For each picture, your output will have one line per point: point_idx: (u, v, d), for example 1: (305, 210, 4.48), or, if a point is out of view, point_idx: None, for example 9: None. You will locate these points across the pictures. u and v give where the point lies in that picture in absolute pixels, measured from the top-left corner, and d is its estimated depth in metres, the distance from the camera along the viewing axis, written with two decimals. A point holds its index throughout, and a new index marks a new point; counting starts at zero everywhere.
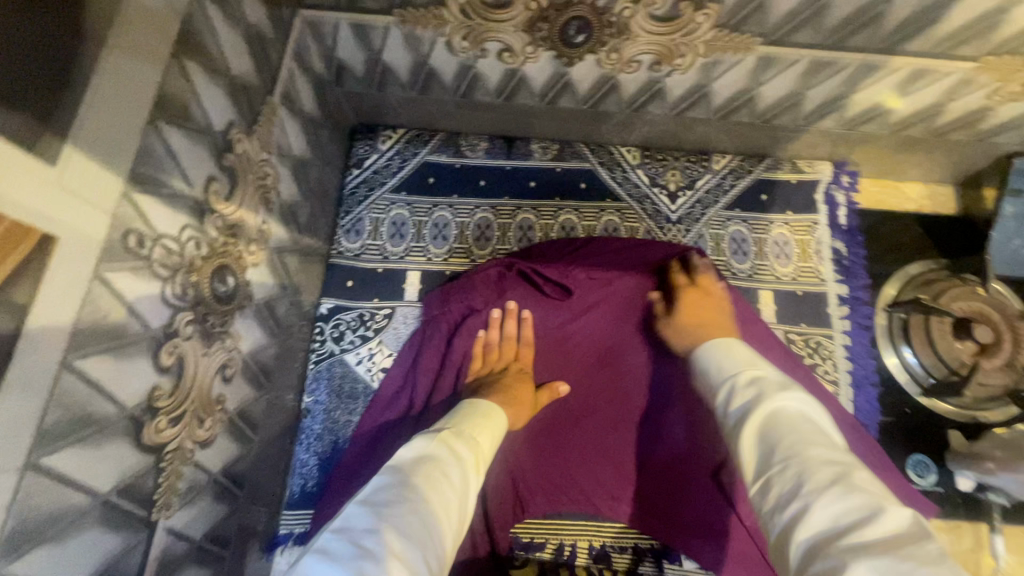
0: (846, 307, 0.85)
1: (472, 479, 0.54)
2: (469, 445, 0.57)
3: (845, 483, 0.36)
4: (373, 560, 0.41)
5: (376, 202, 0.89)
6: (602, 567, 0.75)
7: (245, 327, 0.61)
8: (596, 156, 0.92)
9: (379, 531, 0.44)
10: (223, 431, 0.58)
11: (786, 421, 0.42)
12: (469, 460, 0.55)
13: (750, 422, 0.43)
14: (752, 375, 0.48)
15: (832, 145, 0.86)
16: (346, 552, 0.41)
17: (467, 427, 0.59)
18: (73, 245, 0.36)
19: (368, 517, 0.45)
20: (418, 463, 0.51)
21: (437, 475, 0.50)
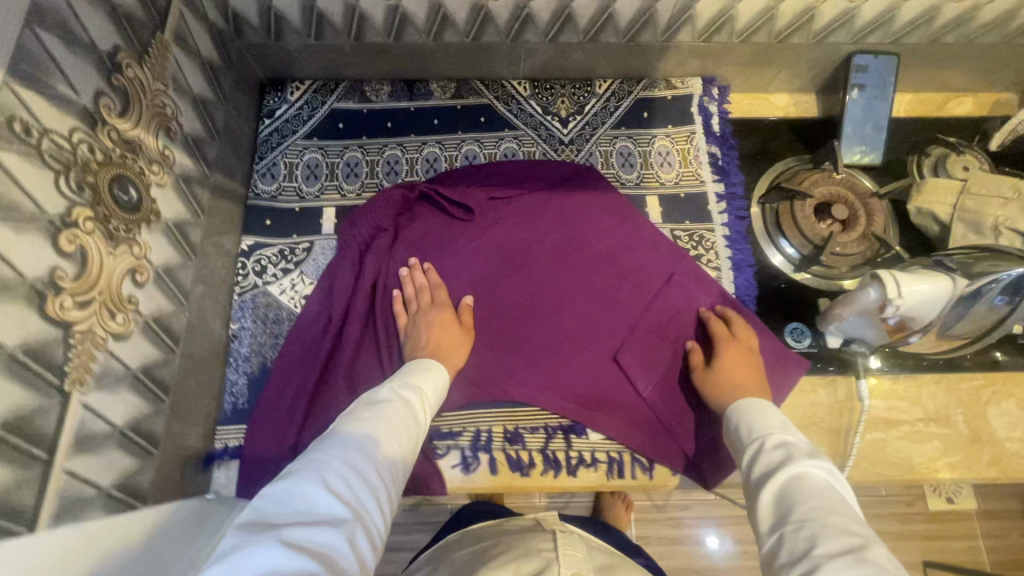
0: (723, 203, 0.95)
1: (419, 419, 0.67)
2: (412, 392, 0.69)
3: (855, 553, 0.46)
4: (334, 473, 0.52)
5: (290, 148, 0.96)
6: (516, 448, 0.82)
7: (155, 240, 0.67)
8: (491, 91, 1.00)
9: (341, 454, 0.55)
10: (139, 331, 0.64)
11: (809, 488, 0.55)
12: (414, 405, 0.67)
13: (767, 493, 0.56)
14: (783, 441, 0.62)
15: (697, 59, 0.96)
16: (313, 470, 0.52)
17: (411, 377, 0.72)
18: None
19: (331, 447, 0.56)
20: (371, 412, 0.63)
21: (390, 417, 0.63)
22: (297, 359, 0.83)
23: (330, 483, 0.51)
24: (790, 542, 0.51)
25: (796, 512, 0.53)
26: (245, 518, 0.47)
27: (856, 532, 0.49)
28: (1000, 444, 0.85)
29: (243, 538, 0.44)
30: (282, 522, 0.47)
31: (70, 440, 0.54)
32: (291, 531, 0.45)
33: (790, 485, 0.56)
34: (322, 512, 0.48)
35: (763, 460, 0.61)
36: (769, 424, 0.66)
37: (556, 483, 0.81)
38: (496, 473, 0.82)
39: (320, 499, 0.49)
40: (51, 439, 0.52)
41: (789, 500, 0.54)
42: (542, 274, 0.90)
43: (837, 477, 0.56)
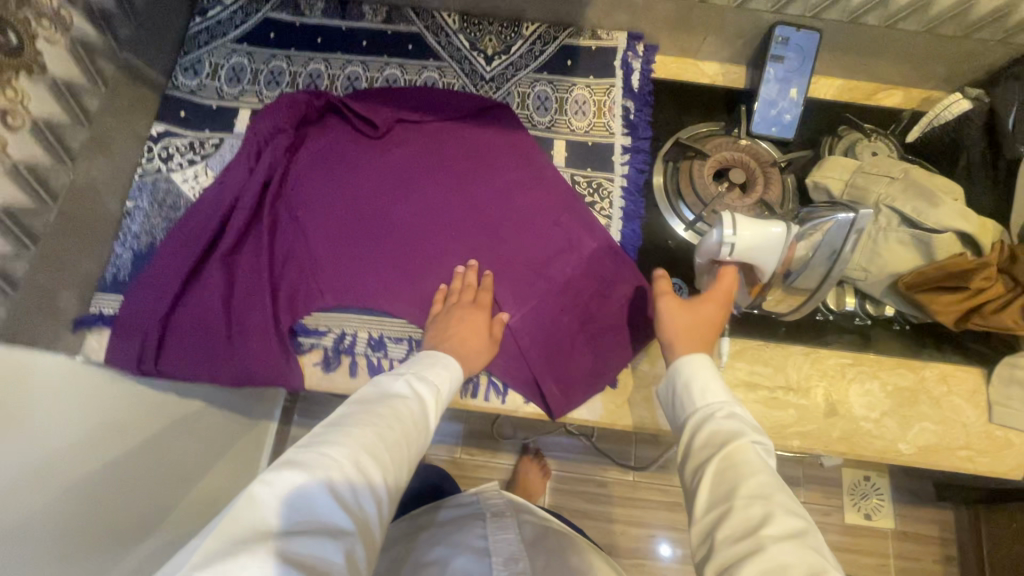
0: (627, 155, 0.96)
1: (430, 418, 0.66)
2: (428, 390, 0.68)
3: (798, 540, 0.48)
4: (343, 478, 0.52)
5: (218, 49, 0.99)
6: (375, 354, 0.85)
7: (35, 91, 0.70)
8: (422, 20, 1.02)
9: (350, 451, 0.54)
10: (5, 171, 0.68)
11: (742, 457, 0.56)
12: (427, 401, 0.67)
13: (716, 460, 0.57)
14: (727, 415, 0.62)
15: (622, 12, 0.97)
16: (316, 467, 0.52)
17: (427, 370, 0.71)
18: None
19: (341, 440, 0.55)
20: (382, 405, 0.62)
21: (401, 415, 0.62)
22: (182, 242, 0.86)
23: (334, 485, 0.51)
24: (735, 514, 0.52)
25: (749, 482, 0.54)
26: (252, 515, 0.47)
27: (797, 515, 0.51)
28: (856, 420, 0.85)
29: (251, 539, 0.45)
30: (289, 530, 0.47)
31: None
32: (296, 540, 0.47)
33: (733, 456, 0.56)
34: (326, 519, 0.49)
35: (717, 427, 0.61)
36: (715, 391, 0.65)
37: None
38: (356, 377, 0.84)
39: (327, 503, 0.50)
40: None
41: (730, 469, 0.56)
42: (436, 198, 0.92)
43: (769, 454, 0.59)
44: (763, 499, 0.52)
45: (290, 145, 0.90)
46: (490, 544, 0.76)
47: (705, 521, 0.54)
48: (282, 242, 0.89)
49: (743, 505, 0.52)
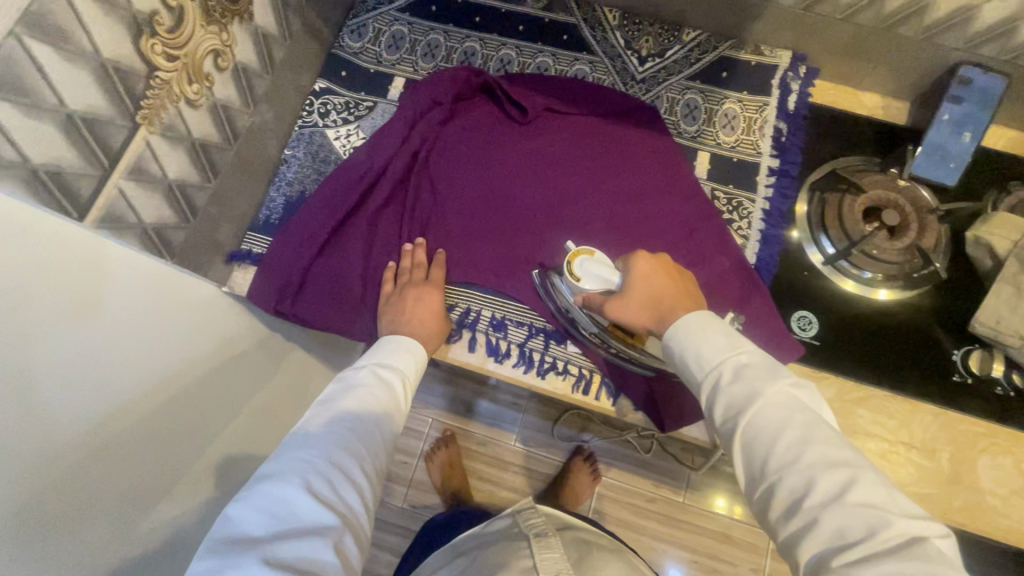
0: (773, 177, 0.93)
1: (397, 401, 0.73)
2: (391, 374, 0.74)
3: (864, 510, 0.47)
4: (314, 474, 0.58)
5: (382, 16, 1.02)
6: (497, 334, 0.87)
7: (241, 37, 0.75)
8: (581, 13, 1.02)
9: (317, 450, 0.61)
10: (208, 107, 0.73)
11: (774, 419, 0.53)
12: (394, 389, 0.73)
13: (739, 434, 0.54)
14: (736, 365, 0.58)
15: (793, 30, 0.94)
16: (288, 468, 0.58)
17: (388, 358, 0.76)
18: None
19: (311, 444, 0.61)
20: (345, 399, 0.68)
21: (366, 404, 0.68)
22: (330, 196, 0.89)
23: (309, 484, 0.57)
24: (777, 491, 0.51)
25: (780, 448, 0.52)
26: (238, 528, 0.53)
27: (861, 485, 0.49)
28: (981, 494, 0.79)
29: (240, 544, 0.51)
30: (272, 530, 0.53)
31: (127, 162, 0.63)
32: (281, 537, 0.52)
33: (753, 425, 0.54)
34: (307, 515, 0.55)
35: (721, 402, 0.57)
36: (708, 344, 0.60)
37: (524, 378, 0.86)
38: (474, 352, 0.87)
39: (302, 500, 0.55)
40: (114, 152, 0.61)
41: (761, 440, 0.53)
42: (572, 190, 0.92)
43: (796, 385, 0.56)
44: (818, 476, 0.49)
45: (443, 118, 0.92)
46: (539, 564, 0.76)
47: (757, 497, 0.53)
48: (420, 209, 0.91)
49: (780, 481, 0.51)
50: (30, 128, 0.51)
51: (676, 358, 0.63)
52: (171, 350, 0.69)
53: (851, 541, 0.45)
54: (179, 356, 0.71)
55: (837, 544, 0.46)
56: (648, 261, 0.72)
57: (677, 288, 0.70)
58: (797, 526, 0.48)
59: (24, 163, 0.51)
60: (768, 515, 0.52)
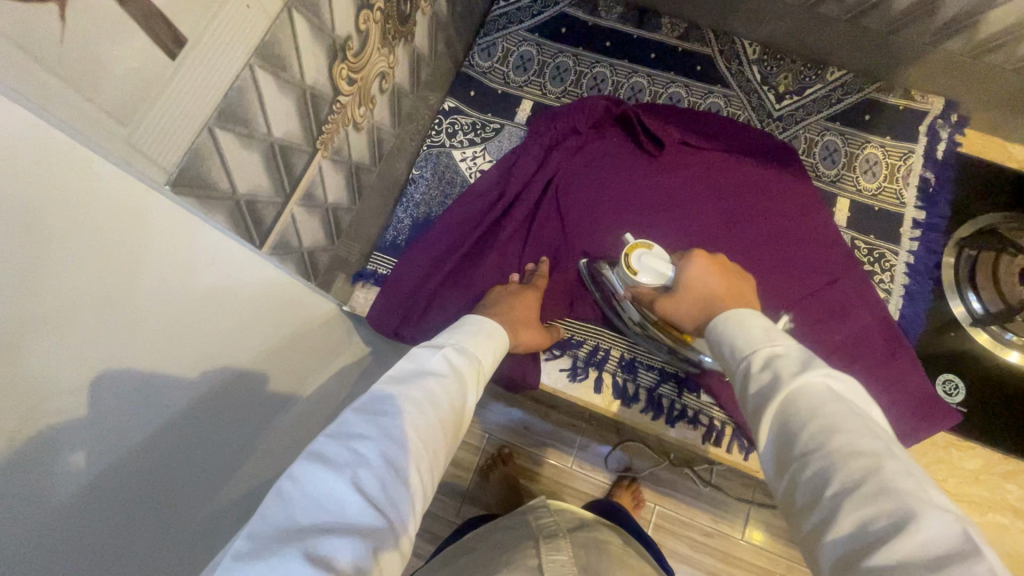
0: (919, 231, 0.89)
1: (472, 391, 0.55)
2: (468, 361, 0.57)
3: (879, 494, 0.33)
4: (370, 471, 0.41)
5: (512, 35, 0.99)
6: (626, 376, 0.83)
7: (403, 58, 0.73)
8: (718, 44, 0.98)
9: (379, 439, 0.43)
10: (366, 129, 0.71)
11: (806, 406, 0.39)
12: (468, 379, 0.55)
13: (764, 423, 0.41)
14: (770, 353, 0.44)
15: (951, 78, 0.89)
16: (345, 456, 0.41)
17: (466, 339, 0.59)
18: None
19: (369, 425, 0.44)
20: (416, 377, 0.51)
21: (441, 392, 0.51)
22: (457, 220, 0.87)
23: (363, 479, 0.40)
24: (797, 481, 0.37)
25: (804, 434, 0.38)
26: (258, 524, 0.36)
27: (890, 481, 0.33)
28: None
29: (257, 549, 0.34)
30: (302, 538, 0.36)
31: (302, 188, 0.61)
32: (312, 550, 0.35)
33: (782, 409, 0.40)
34: (350, 524, 0.38)
35: (750, 384, 0.43)
36: (742, 335, 0.48)
37: (653, 425, 0.82)
38: (600, 394, 0.83)
39: (349, 503, 0.39)
40: (295, 179, 0.59)
41: (788, 426, 0.39)
42: (708, 230, 0.88)
43: (834, 372, 0.41)
44: (845, 462, 0.35)
45: (577, 147, 0.90)
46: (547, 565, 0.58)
47: (782, 498, 0.39)
48: (546, 237, 0.88)
49: (800, 470, 0.37)
50: (242, 159, 0.49)
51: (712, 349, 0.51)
52: (213, 327, 0.50)
53: (875, 541, 0.31)
54: (226, 341, 0.52)
55: (859, 548, 0.32)
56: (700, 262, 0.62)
57: (729, 286, 0.59)
58: (817, 519, 0.35)
59: (231, 194, 0.49)
60: (793, 511, 0.38)
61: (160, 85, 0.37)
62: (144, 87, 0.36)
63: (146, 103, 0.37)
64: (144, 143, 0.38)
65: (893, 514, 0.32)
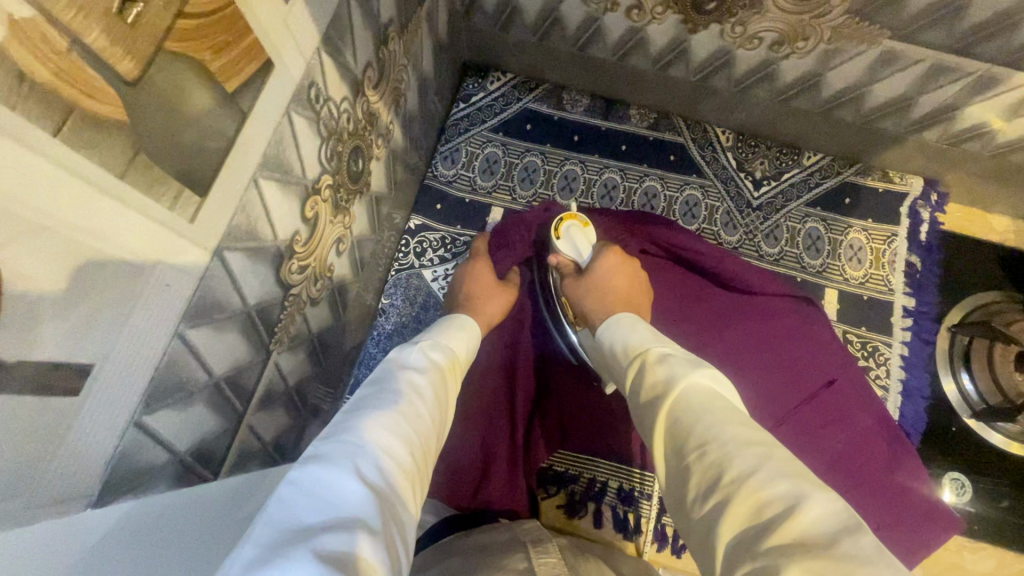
0: (910, 320, 0.87)
1: (451, 384, 0.54)
2: (443, 355, 0.56)
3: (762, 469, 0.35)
4: (370, 461, 0.38)
5: (475, 138, 0.94)
6: (628, 509, 0.80)
7: (359, 211, 0.67)
8: (690, 132, 0.95)
9: (374, 433, 0.41)
10: (326, 297, 0.65)
11: (697, 398, 0.42)
12: (448, 370, 0.54)
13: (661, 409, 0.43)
14: (662, 353, 0.49)
15: (928, 160, 0.86)
16: (339, 449, 0.38)
17: (441, 336, 0.58)
18: (272, 86, 0.41)
19: (360, 423, 0.41)
20: (394, 375, 0.49)
21: (421, 385, 0.49)
22: None
23: (359, 468, 0.37)
24: (693, 472, 0.38)
25: (700, 424, 0.39)
26: (260, 529, 0.32)
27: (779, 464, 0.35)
28: None
29: (265, 550, 0.30)
30: (310, 531, 0.32)
31: (258, 397, 0.55)
32: (324, 540, 0.31)
33: (677, 408, 0.43)
34: (354, 508, 0.34)
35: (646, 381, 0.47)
36: (637, 334, 0.53)
37: (657, 557, 0.79)
38: (601, 528, 0.79)
39: (353, 489, 0.35)
40: (248, 394, 0.53)
41: (685, 418, 0.41)
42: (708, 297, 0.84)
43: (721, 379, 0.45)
44: (734, 453, 0.36)
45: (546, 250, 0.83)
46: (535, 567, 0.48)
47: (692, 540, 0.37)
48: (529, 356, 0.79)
49: (697, 460, 0.38)
50: (182, 420, 0.43)
51: (609, 341, 0.56)
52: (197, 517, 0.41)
53: (769, 524, 0.32)
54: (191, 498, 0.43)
55: (756, 526, 0.33)
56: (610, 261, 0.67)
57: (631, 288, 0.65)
58: (714, 510, 0.35)
59: (173, 457, 0.43)
60: (686, 501, 0.38)
61: (57, 443, 0.31)
62: (37, 461, 0.30)
63: (38, 473, 0.30)
64: (39, 496, 0.31)
65: (776, 498, 0.33)
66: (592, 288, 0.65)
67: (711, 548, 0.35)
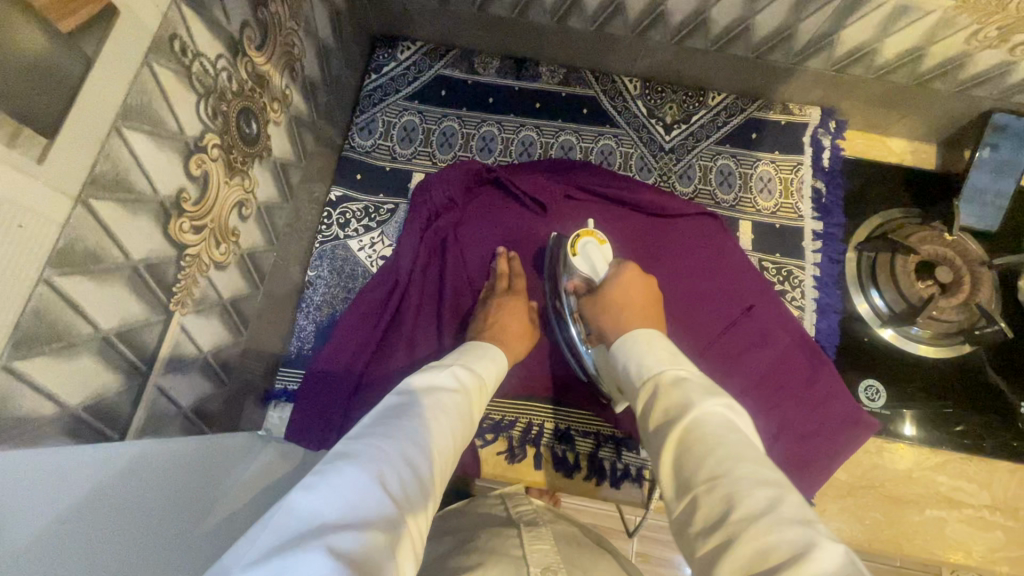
0: (819, 242, 0.91)
1: (476, 407, 0.55)
2: (476, 377, 0.57)
3: (779, 512, 0.35)
4: (391, 473, 0.40)
5: (391, 107, 0.95)
6: (564, 447, 0.82)
7: (262, 176, 0.68)
8: (601, 84, 0.97)
9: (399, 445, 0.43)
10: (234, 262, 0.65)
11: (712, 432, 0.42)
12: (475, 394, 0.55)
13: (670, 439, 0.43)
14: (676, 375, 0.48)
15: (821, 88, 0.91)
16: (368, 455, 0.41)
17: (466, 356, 0.60)
18: (121, 33, 0.42)
19: (386, 432, 0.44)
20: (426, 392, 0.51)
21: (450, 404, 0.51)
22: (357, 319, 0.82)
23: (379, 479, 0.39)
24: (701, 503, 0.38)
25: (713, 457, 0.40)
26: (286, 518, 0.35)
27: (789, 508, 0.35)
28: None
29: (286, 539, 0.34)
30: (327, 524, 0.35)
31: (164, 358, 0.55)
32: (334, 539, 0.34)
33: (688, 433, 0.42)
34: (370, 513, 0.37)
35: (656, 404, 0.46)
36: (656, 354, 0.51)
37: (599, 490, 0.82)
38: (542, 468, 0.82)
39: (370, 494, 0.38)
40: (151, 354, 0.53)
41: (693, 452, 0.41)
42: (639, 238, 0.87)
43: (736, 406, 0.45)
44: (748, 490, 0.37)
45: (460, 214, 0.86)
46: (528, 556, 0.50)
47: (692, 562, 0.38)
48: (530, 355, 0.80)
49: (707, 490, 0.38)
50: (67, 372, 0.44)
51: (623, 355, 0.53)
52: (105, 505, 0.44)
53: (773, 567, 0.32)
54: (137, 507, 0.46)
55: (759, 570, 0.33)
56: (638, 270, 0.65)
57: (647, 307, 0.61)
58: (716, 547, 0.36)
59: (62, 411, 0.44)
60: (688, 532, 0.39)
61: None
62: None
63: None
64: None
65: (785, 541, 0.33)
66: (608, 302, 0.61)
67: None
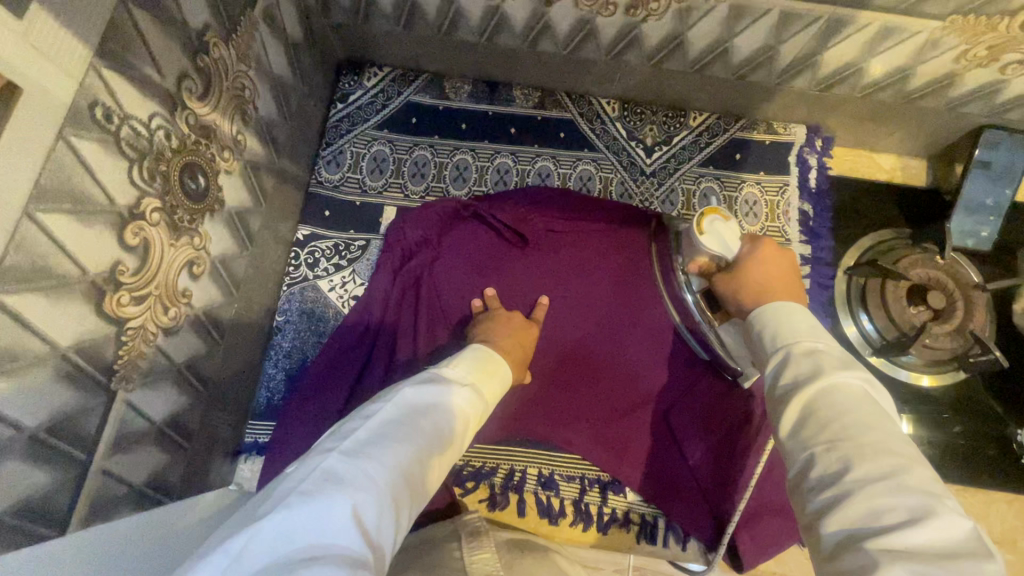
0: (807, 267, 0.88)
1: (471, 423, 0.53)
2: (474, 395, 0.54)
3: (897, 479, 0.34)
4: (371, 502, 0.39)
5: (359, 138, 0.91)
6: (548, 493, 0.80)
7: (215, 228, 0.64)
8: (577, 106, 0.93)
9: (382, 470, 0.41)
10: (187, 324, 0.61)
11: (837, 403, 0.40)
12: (472, 414, 0.53)
13: (796, 401, 0.41)
14: (812, 347, 0.45)
15: (806, 107, 0.87)
16: (349, 479, 0.39)
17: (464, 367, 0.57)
18: (27, 113, 0.38)
19: (371, 453, 0.42)
20: (420, 408, 0.49)
21: (442, 424, 0.49)
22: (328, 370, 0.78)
23: (357, 510, 0.38)
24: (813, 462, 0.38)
25: (839, 424, 0.38)
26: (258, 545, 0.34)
27: (903, 475, 0.34)
28: None
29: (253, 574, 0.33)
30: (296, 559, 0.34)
31: (108, 441, 0.52)
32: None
33: (805, 398, 0.41)
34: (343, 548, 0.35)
35: (786, 374, 0.43)
36: (797, 322, 0.47)
37: (585, 537, 0.79)
38: (525, 515, 0.80)
39: (346, 526, 0.36)
40: (92, 440, 0.50)
41: (816, 414, 0.39)
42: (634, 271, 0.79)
43: (873, 381, 0.42)
44: (868, 458, 0.36)
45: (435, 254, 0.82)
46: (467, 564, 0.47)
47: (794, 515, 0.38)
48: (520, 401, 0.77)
49: (823, 453, 0.37)
50: None
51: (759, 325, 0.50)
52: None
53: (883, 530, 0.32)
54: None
55: (867, 529, 0.33)
56: (779, 249, 0.59)
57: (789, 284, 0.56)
58: (826, 503, 0.35)
59: None
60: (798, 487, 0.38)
61: None
62: None
63: None
64: None
65: (905, 509, 0.32)
66: (741, 275, 0.57)
67: (811, 536, 0.36)
